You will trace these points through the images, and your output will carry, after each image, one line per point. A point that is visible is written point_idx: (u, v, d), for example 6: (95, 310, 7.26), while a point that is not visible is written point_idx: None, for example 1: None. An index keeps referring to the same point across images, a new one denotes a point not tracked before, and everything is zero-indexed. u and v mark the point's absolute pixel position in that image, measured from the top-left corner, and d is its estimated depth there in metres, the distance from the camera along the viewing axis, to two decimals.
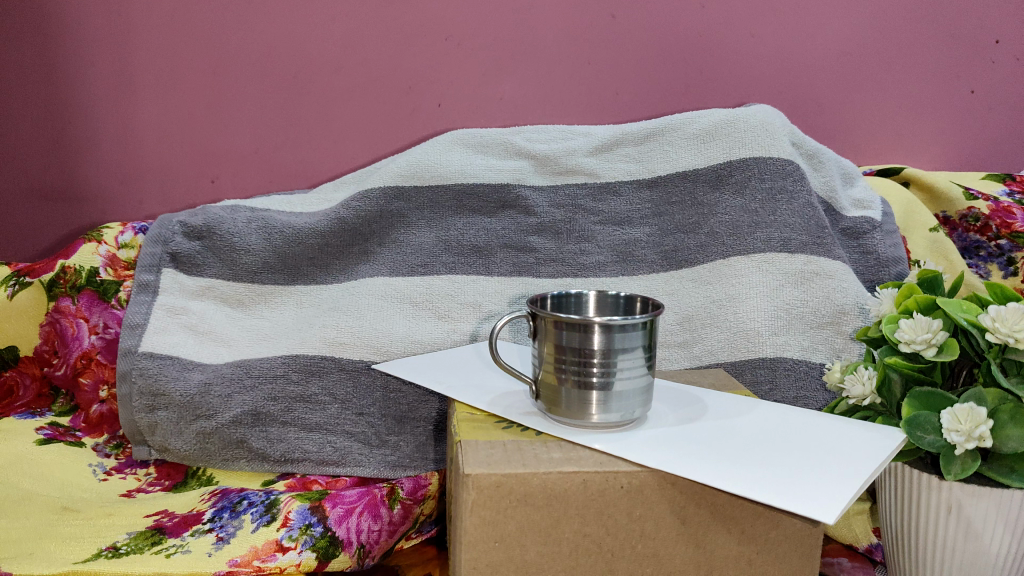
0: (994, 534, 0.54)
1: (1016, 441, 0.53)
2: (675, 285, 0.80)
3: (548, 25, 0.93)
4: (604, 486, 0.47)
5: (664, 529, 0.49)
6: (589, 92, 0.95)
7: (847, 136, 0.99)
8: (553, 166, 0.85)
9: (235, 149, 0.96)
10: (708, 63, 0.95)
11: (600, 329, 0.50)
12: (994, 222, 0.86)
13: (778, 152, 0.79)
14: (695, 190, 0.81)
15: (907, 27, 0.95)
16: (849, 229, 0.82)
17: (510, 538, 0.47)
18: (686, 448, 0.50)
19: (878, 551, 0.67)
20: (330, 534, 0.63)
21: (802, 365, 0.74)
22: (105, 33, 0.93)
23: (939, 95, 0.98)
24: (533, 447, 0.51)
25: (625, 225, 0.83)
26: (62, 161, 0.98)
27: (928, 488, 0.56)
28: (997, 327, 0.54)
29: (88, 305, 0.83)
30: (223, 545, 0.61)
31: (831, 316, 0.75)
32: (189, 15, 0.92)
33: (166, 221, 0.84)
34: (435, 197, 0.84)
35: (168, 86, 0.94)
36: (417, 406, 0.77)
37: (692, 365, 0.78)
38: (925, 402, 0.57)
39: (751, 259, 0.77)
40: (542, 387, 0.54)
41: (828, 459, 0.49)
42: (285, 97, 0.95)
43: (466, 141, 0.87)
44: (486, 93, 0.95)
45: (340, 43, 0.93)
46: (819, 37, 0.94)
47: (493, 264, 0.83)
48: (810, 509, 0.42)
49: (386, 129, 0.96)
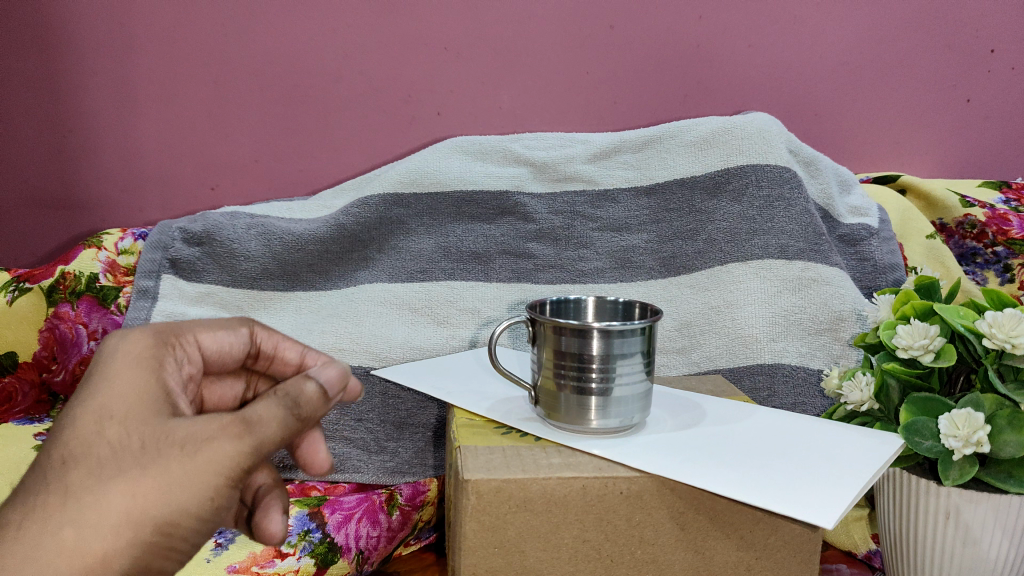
0: (993, 540, 0.55)
1: (1014, 446, 0.53)
2: (674, 291, 0.81)
3: (548, 34, 0.93)
4: (603, 491, 0.47)
5: (663, 535, 0.49)
6: (589, 100, 0.96)
7: (843, 144, 0.99)
8: (552, 173, 0.85)
9: (236, 157, 0.97)
10: (706, 72, 0.96)
11: (600, 334, 0.50)
12: (989, 229, 0.87)
13: (776, 160, 0.79)
14: (693, 196, 0.82)
15: (904, 36, 0.96)
16: (847, 235, 0.82)
17: (510, 544, 0.47)
18: (685, 453, 0.50)
19: (875, 557, 0.67)
20: (329, 539, 0.64)
21: (800, 371, 0.75)
22: (106, 41, 0.94)
23: (935, 103, 0.99)
24: (532, 453, 0.51)
25: (624, 232, 0.83)
26: (62, 168, 0.98)
27: (927, 492, 0.56)
28: (993, 332, 0.54)
29: (88, 311, 0.83)
30: (222, 551, 0.61)
31: (828, 322, 0.76)
32: (191, 23, 0.93)
33: (167, 227, 0.84)
34: (435, 203, 0.84)
35: (170, 94, 0.95)
36: (417, 412, 0.77)
37: (690, 371, 0.78)
38: (923, 407, 0.57)
39: (750, 265, 0.78)
40: (542, 391, 0.54)
41: (827, 465, 0.49)
42: (285, 105, 0.95)
43: (465, 148, 0.87)
44: (485, 102, 0.95)
45: (341, 52, 0.93)
46: (816, 46, 0.95)
47: (491, 270, 0.83)
48: (809, 514, 0.42)
49: (387, 137, 0.97)
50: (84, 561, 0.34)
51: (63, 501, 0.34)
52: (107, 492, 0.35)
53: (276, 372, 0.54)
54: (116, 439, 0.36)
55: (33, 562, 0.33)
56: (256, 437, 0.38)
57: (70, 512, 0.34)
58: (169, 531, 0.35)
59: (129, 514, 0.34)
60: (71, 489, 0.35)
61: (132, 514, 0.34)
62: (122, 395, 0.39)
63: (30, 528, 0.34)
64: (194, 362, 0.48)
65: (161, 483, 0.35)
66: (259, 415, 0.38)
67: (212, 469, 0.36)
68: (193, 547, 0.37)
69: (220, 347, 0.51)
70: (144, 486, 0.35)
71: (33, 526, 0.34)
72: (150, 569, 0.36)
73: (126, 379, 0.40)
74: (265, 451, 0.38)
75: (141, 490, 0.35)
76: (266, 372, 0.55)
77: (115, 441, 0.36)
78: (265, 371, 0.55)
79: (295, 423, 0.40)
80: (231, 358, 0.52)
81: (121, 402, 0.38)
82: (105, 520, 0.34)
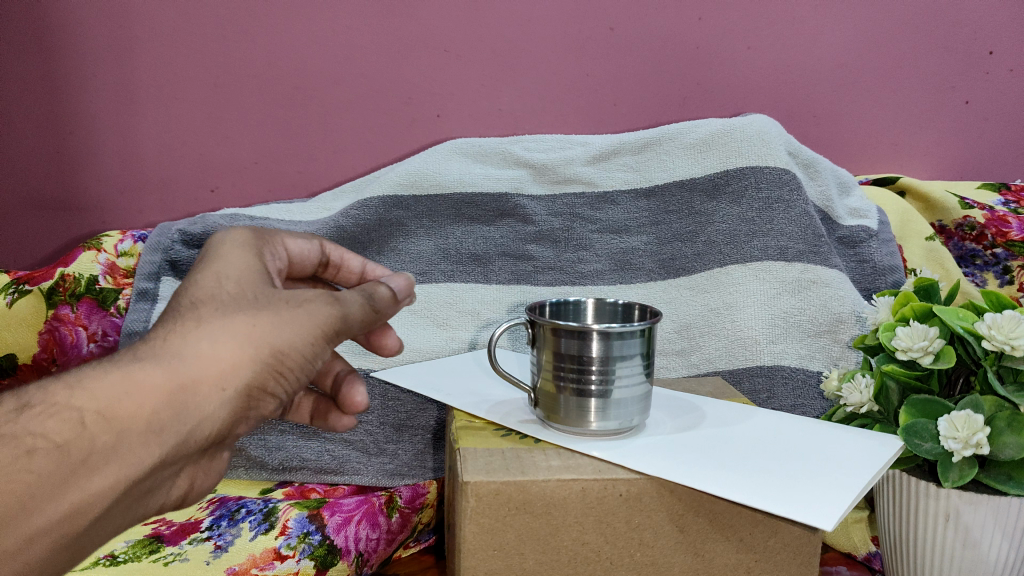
0: (993, 542, 0.54)
1: (1013, 448, 0.53)
2: (674, 293, 0.81)
3: (547, 36, 0.93)
4: (602, 494, 0.47)
5: (663, 537, 0.49)
6: (589, 102, 0.96)
7: (841, 146, 1.00)
8: (552, 175, 0.85)
9: (236, 159, 0.97)
10: (705, 74, 0.96)
11: (599, 336, 0.50)
12: (989, 231, 0.87)
13: (775, 162, 0.79)
14: (692, 198, 0.82)
15: (903, 38, 0.96)
16: (846, 237, 0.82)
17: (510, 546, 0.47)
18: (684, 455, 0.50)
19: (876, 559, 0.67)
20: (328, 542, 0.64)
21: (800, 373, 0.75)
22: (107, 44, 0.94)
23: (933, 105, 0.99)
24: (531, 455, 0.51)
25: (623, 234, 0.83)
26: (62, 170, 0.98)
27: (927, 495, 0.56)
28: (992, 335, 0.54)
29: (88, 313, 0.83)
30: (222, 554, 0.61)
31: (828, 324, 0.76)
32: (191, 26, 0.93)
33: (167, 229, 0.84)
34: (435, 205, 0.84)
35: (170, 96, 0.95)
36: (416, 413, 0.77)
37: (690, 374, 0.79)
38: (923, 410, 0.57)
39: (749, 267, 0.78)
40: (541, 394, 0.54)
41: (827, 467, 0.49)
42: (285, 107, 0.95)
43: (464, 150, 0.87)
44: (485, 104, 0.96)
45: (340, 54, 0.94)
46: (815, 49, 0.95)
47: (491, 272, 0.83)
48: (807, 516, 0.42)
49: (386, 139, 0.97)
50: (221, 364, 0.40)
51: (197, 323, 0.40)
52: (234, 321, 0.41)
53: (341, 279, 0.62)
54: (233, 291, 0.43)
55: (183, 359, 0.39)
56: (344, 308, 0.45)
57: (205, 329, 0.40)
58: (281, 357, 0.42)
59: (252, 336, 0.41)
60: (203, 314, 0.41)
61: (255, 336, 0.41)
62: (235, 262, 0.45)
63: (173, 340, 0.39)
64: (281, 259, 0.53)
65: (273, 321, 0.42)
66: (345, 296, 0.46)
67: (312, 322, 0.43)
68: (294, 380, 0.44)
69: (301, 251, 0.56)
70: (263, 320, 0.41)
71: (176, 335, 0.40)
72: (264, 386, 0.42)
73: (237, 252, 0.46)
74: (349, 323, 0.46)
75: (263, 321, 0.42)
76: (331, 280, 0.62)
77: (233, 292, 0.43)
78: (331, 278, 0.62)
79: (372, 315, 0.48)
80: (310, 263, 0.57)
81: (236, 265, 0.45)
82: (234, 339, 0.40)
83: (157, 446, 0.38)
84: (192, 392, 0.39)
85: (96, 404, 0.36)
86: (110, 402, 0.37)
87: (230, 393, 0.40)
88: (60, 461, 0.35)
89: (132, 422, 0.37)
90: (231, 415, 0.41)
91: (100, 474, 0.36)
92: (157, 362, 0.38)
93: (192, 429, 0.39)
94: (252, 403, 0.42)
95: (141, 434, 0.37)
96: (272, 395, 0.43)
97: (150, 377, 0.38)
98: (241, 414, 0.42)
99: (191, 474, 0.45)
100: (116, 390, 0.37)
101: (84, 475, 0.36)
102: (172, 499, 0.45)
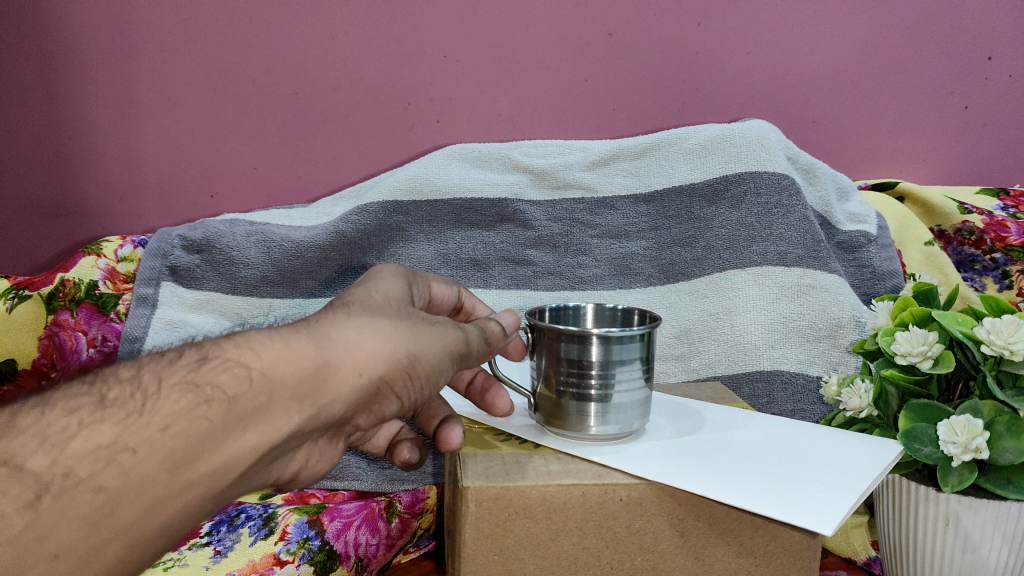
0: (993, 546, 0.54)
1: (1013, 453, 0.53)
2: (672, 298, 0.82)
3: (546, 41, 0.94)
4: (603, 499, 0.47)
5: (663, 541, 0.49)
6: (589, 108, 0.96)
7: (840, 151, 1.00)
8: (551, 180, 0.85)
9: (237, 164, 0.97)
10: (704, 80, 0.96)
11: (598, 341, 0.50)
12: (988, 235, 0.87)
13: (773, 167, 0.79)
14: (692, 203, 0.82)
15: (900, 44, 0.96)
16: (845, 242, 0.83)
17: (509, 552, 0.47)
18: (687, 460, 0.50)
19: (875, 564, 0.67)
20: (327, 547, 0.64)
21: (799, 378, 0.75)
22: (108, 49, 0.94)
23: (932, 111, 0.99)
24: (530, 461, 0.51)
25: (623, 239, 0.84)
26: (62, 175, 0.98)
27: (927, 499, 0.56)
28: (992, 339, 0.55)
29: (88, 318, 0.83)
30: (221, 559, 0.61)
31: (827, 329, 0.76)
32: (191, 32, 0.93)
33: (166, 234, 0.84)
34: (434, 211, 0.85)
35: (170, 101, 0.95)
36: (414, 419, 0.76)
37: (689, 378, 0.79)
38: (923, 414, 0.57)
39: (749, 271, 0.78)
40: (541, 400, 0.55)
41: (827, 472, 0.49)
42: (285, 112, 0.96)
43: (464, 155, 0.87)
44: (485, 109, 0.96)
45: (340, 59, 0.94)
46: (813, 54, 0.96)
47: (491, 277, 0.84)
48: (809, 521, 0.42)
49: (386, 144, 0.97)
50: (363, 351, 0.41)
51: (347, 315, 0.42)
52: (379, 323, 0.42)
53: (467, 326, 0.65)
54: (380, 301, 0.45)
55: (332, 340, 0.40)
56: (465, 334, 0.47)
57: (353, 321, 0.42)
58: (414, 361, 0.43)
59: (392, 337, 0.42)
60: (354, 310, 0.43)
61: (396, 337, 0.42)
62: (387, 281, 0.48)
63: (326, 323, 0.41)
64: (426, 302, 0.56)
65: (410, 331, 0.43)
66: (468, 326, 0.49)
67: (445, 342, 0.45)
68: (418, 388, 0.44)
69: (443, 296, 0.59)
70: (403, 327, 0.43)
71: (327, 321, 0.41)
72: (392, 385, 0.42)
73: (389, 277, 0.49)
74: (469, 349, 0.47)
75: (402, 327, 0.43)
76: None
77: (380, 302, 0.45)
78: None
79: (485, 348, 0.50)
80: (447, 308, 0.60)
81: (387, 286, 0.48)
82: (378, 336, 0.42)
83: (298, 411, 0.38)
84: (333, 370, 0.39)
85: (260, 364, 0.38)
86: (273, 364, 0.38)
87: (365, 380, 0.41)
88: (228, 410, 0.36)
89: (287, 385, 0.38)
90: (357, 402, 0.41)
91: (252, 433, 0.37)
92: (311, 337, 0.40)
93: (325, 406, 0.39)
94: (377, 398, 0.42)
95: (288, 399, 0.38)
96: (396, 398, 0.43)
97: (302, 348, 0.39)
98: (363, 404, 0.42)
99: (308, 451, 0.44)
100: (279, 354, 0.38)
101: (239, 431, 0.36)
102: (286, 475, 0.43)
